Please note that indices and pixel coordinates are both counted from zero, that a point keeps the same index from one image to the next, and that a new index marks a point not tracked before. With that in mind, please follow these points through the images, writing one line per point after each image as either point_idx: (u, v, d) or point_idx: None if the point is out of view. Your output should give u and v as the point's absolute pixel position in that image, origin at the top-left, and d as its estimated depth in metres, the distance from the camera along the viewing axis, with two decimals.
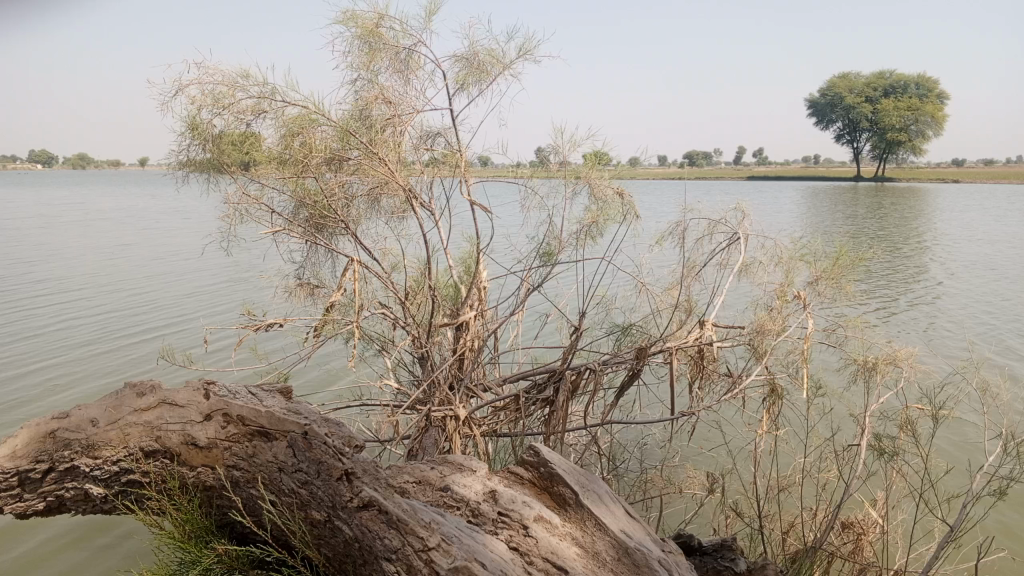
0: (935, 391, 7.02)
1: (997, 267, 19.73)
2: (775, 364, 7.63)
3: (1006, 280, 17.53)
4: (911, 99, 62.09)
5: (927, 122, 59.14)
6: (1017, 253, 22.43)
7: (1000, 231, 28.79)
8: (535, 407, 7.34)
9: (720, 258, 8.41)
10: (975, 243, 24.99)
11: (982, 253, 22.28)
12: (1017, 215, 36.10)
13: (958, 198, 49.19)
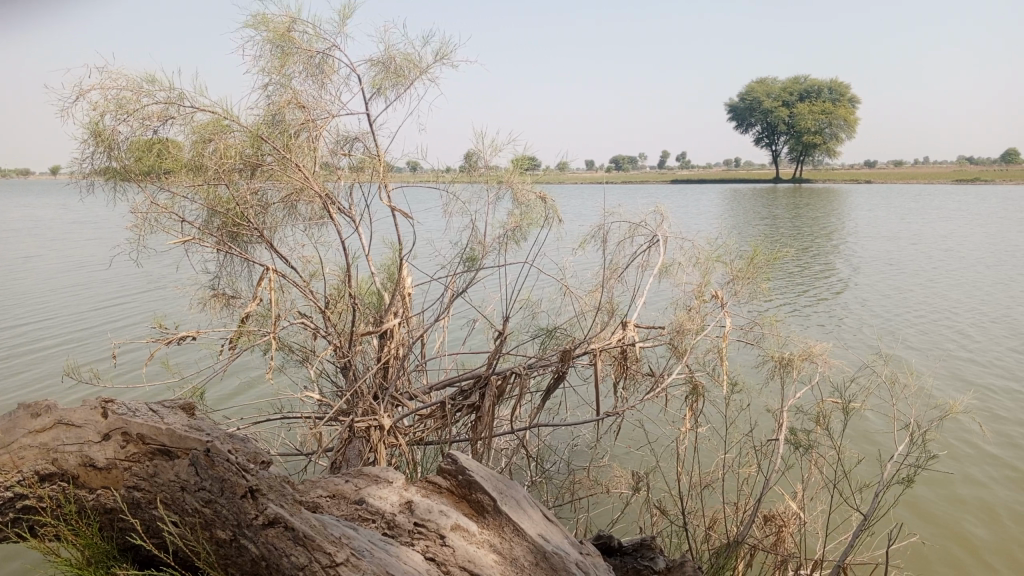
0: (847, 384, 7.26)
1: (902, 262, 20.73)
2: (695, 362, 7.77)
3: (910, 274, 18.43)
4: (823, 104, 64.79)
5: (841, 125, 61.80)
6: (921, 249, 23.61)
7: (905, 228, 30.28)
8: (461, 413, 7.25)
9: (641, 260, 8.53)
10: (884, 240, 26.14)
11: (888, 250, 23.37)
12: (919, 213, 38.02)
13: (871, 198, 51.45)
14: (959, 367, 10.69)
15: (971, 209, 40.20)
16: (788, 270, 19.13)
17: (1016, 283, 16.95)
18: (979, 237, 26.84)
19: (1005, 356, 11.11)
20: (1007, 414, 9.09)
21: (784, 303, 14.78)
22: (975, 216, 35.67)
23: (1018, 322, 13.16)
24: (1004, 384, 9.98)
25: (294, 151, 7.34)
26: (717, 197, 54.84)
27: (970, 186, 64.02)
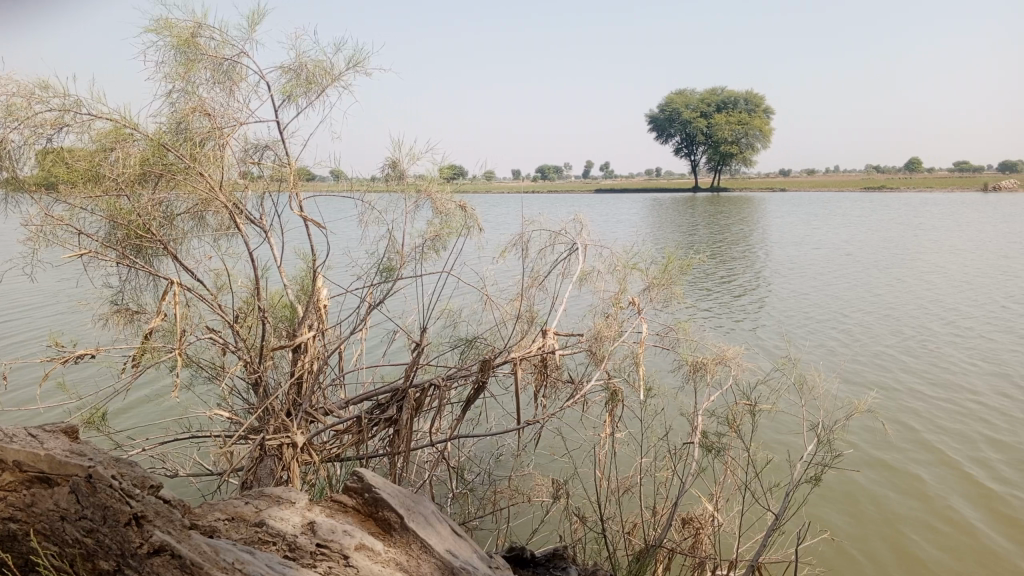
0: (758, 387, 7.46)
1: (813, 267, 21.56)
2: (613, 369, 7.84)
3: (821, 279, 19.19)
4: (740, 115, 67.14)
5: (757, 136, 64.23)
6: (830, 255, 24.63)
7: (816, 235, 31.61)
8: (378, 427, 7.10)
9: (561, 268, 8.57)
10: (796, 246, 27.17)
11: (799, 256, 24.30)
12: (826, 220, 39.77)
13: (785, 205, 53.46)
14: (863, 367, 11.14)
15: (875, 215, 42.37)
16: (705, 276, 19.61)
17: (915, 285, 17.88)
18: (883, 242, 28.23)
19: (906, 356, 11.66)
20: (906, 411, 9.53)
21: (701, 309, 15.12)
22: (879, 222, 37.55)
23: (919, 323, 13.84)
24: (903, 383, 10.46)
25: (199, 160, 7.08)
26: (640, 206, 55.98)
27: (875, 194, 67.39)
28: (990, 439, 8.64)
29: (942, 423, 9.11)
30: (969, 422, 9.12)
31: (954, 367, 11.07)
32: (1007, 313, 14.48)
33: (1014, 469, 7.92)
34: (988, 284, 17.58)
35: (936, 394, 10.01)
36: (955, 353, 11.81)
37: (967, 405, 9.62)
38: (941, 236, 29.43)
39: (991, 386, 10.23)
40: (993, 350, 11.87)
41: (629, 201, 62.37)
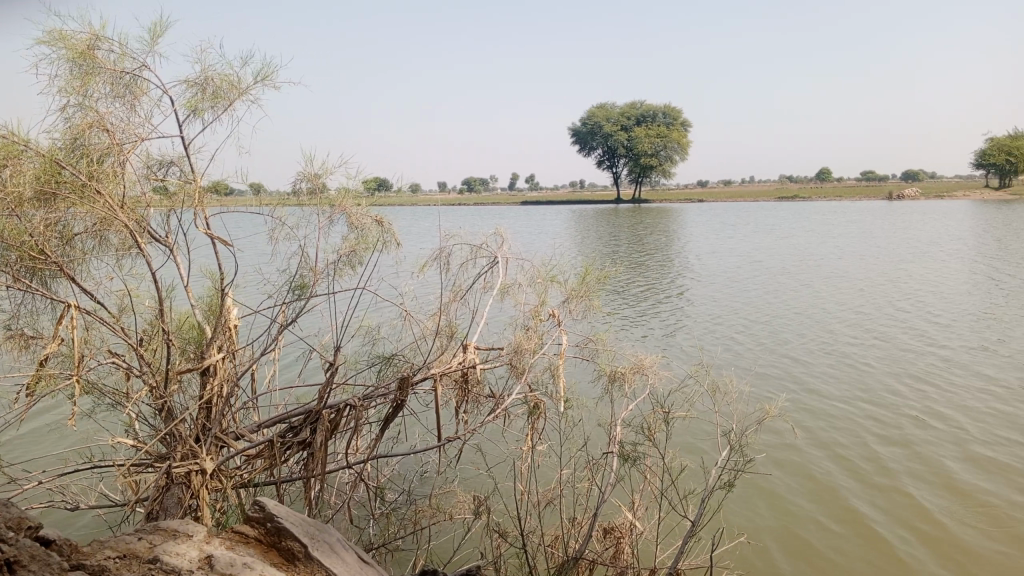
0: (673, 394, 7.61)
1: (728, 275, 22.26)
2: (533, 382, 7.85)
3: (736, 286, 19.81)
4: (660, 127, 69.05)
5: (676, 148, 66.16)
6: (744, 262, 25.53)
7: (731, 243, 32.68)
8: (292, 451, 6.91)
9: (482, 282, 8.49)
10: (713, 254, 28.02)
11: (716, 264, 25.08)
12: (740, 229, 41.26)
13: (704, 215, 55.00)
14: (776, 370, 11.48)
15: (785, 223, 44.22)
16: (627, 286, 19.94)
17: (823, 289, 18.60)
18: (793, 249, 29.42)
19: (816, 358, 12.13)
20: (815, 410, 9.88)
21: (623, 319, 15.34)
22: (791, 229, 39.06)
23: (828, 325, 14.42)
24: (813, 384, 10.85)
25: (97, 177, 6.76)
26: (565, 217, 56.56)
27: (789, 203, 70.10)
28: (895, 433, 9.00)
29: (849, 421, 9.47)
30: (876, 418, 9.50)
31: (859, 367, 11.57)
32: (908, 313, 15.23)
33: (919, 461, 8.25)
34: (890, 287, 18.50)
35: (843, 393, 10.43)
36: (861, 353, 12.32)
37: (873, 402, 10.03)
38: (847, 242, 30.86)
39: (894, 384, 10.70)
40: (895, 350, 12.48)
41: (556, 212, 63.04)
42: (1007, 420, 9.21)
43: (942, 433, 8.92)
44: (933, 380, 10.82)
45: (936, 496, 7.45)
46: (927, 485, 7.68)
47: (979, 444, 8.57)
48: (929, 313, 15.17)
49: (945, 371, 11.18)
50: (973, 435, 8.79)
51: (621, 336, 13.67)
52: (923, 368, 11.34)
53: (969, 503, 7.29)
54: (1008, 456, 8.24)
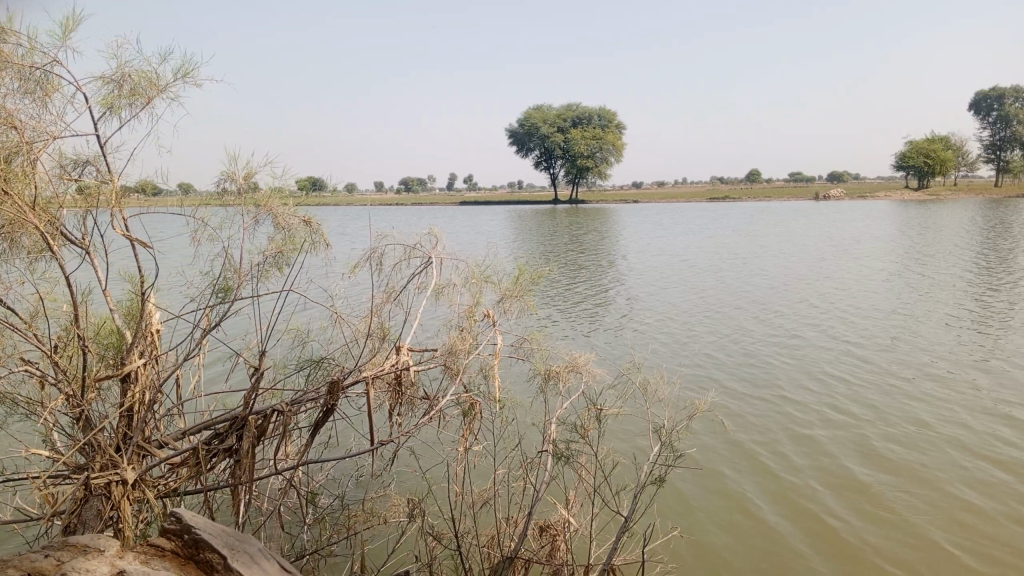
0: (606, 391, 7.68)
1: (661, 274, 22.67)
2: (467, 382, 7.80)
3: (669, 284, 20.18)
4: (596, 129, 70.01)
5: (611, 150, 67.21)
6: (677, 261, 26.07)
7: (664, 243, 33.36)
8: (218, 459, 6.71)
9: (416, 283, 8.09)
10: (647, 254, 28.51)
11: (648, 263, 25.53)
12: (673, 229, 42.13)
13: (638, 215, 55.91)
14: (707, 365, 11.74)
15: (716, 224, 45.38)
16: (562, 286, 20.09)
17: (751, 287, 19.11)
18: (724, 248, 30.20)
19: (746, 353, 12.43)
20: (744, 402, 10.12)
21: (558, 319, 15.44)
22: (720, 229, 40.06)
23: (757, 321, 14.82)
24: (743, 378, 11.12)
25: (6, 177, 6.42)
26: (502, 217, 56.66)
27: (720, 204, 71.88)
28: (819, 423, 9.29)
29: (777, 412, 9.73)
30: (802, 409, 9.79)
31: (786, 361, 11.93)
32: (831, 309, 15.79)
33: (843, 448, 8.53)
34: (815, 284, 19.15)
35: (771, 386, 10.72)
36: (787, 347, 12.71)
37: (799, 394, 10.35)
38: (774, 241, 31.84)
39: (818, 377, 11.06)
40: (820, 344, 12.91)
41: (493, 213, 63.11)
42: (923, 408, 9.63)
43: (864, 422, 9.26)
44: (855, 372, 11.23)
45: (859, 482, 7.71)
46: (850, 472, 7.94)
47: (897, 431, 8.93)
48: (850, 308, 15.77)
49: (866, 364, 11.62)
50: (891, 424, 9.16)
51: (556, 335, 13.76)
52: (846, 362, 11.77)
53: (888, 487, 7.57)
54: (924, 441, 8.61)
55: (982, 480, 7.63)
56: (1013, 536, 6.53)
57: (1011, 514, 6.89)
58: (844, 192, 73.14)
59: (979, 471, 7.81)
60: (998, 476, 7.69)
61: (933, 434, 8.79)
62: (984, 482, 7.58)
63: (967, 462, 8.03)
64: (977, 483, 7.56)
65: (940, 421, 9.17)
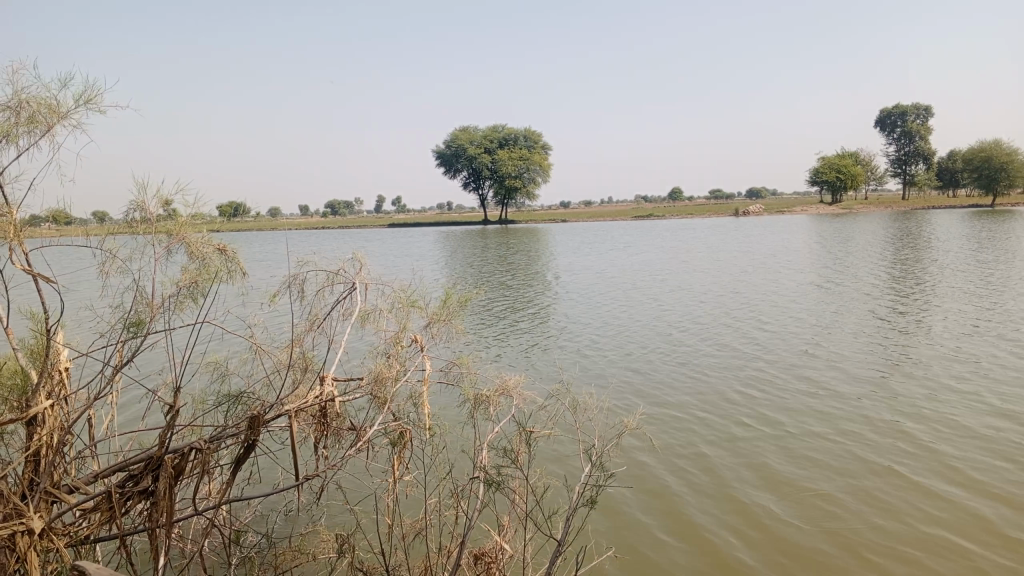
0: (537, 414, 7.67)
1: (589, 291, 22.93)
2: (396, 410, 7.66)
3: (597, 301, 20.43)
4: (522, 150, 70.75)
5: (537, 170, 68.08)
6: (604, 278, 26.44)
7: (591, 261, 33.84)
8: (133, 501, 6.38)
9: (341, 310, 7.79)
10: (574, 272, 28.82)
11: (576, 281, 25.79)
12: (598, 247, 42.72)
13: (566, 233, 56.66)
14: (637, 380, 11.89)
15: (641, 241, 46.28)
16: (492, 307, 20.09)
17: (676, 302, 19.54)
18: (649, 263, 30.85)
19: (674, 367, 12.65)
20: (674, 416, 10.27)
21: (489, 340, 15.41)
22: (643, 246, 40.94)
23: (684, 336, 15.11)
24: (671, 392, 11.28)
25: None
26: (431, 239, 56.50)
27: (644, 221, 73.41)
28: (746, 434, 9.52)
29: (705, 425, 9.91)
30: (728, 421, 10.00)
31: (713, 373, 12.18)
32: (753, 321, 16.27)
33: (770, 458, 8.75)
34: (737, 297, 19.73)
35: (698, 399, 10.92)
36: (713, 360, 13.01)
37: (725, 405, 10.58)
38: (696, 256, 32.73)
39: (742, 388, 11.35)
40: (744, 356, 13.26)
41: (423, 235, 62.91)
42: (841, 416, 9.99)
43: (787, 431, 9.54)
44: (777, 382, 11.58)
45: (786, 491, 7.91)
46: (776, 481, 8.13)
47: (818, 439, 9.23)
48: (770, 321, 16.29)
49: (787, 374, 11.99)
50: (813, 432, 9.46)
51: (487, 357, 13.72)
52: (768, 373, 12.12)
53: (812, 494, 7.79)
54: (843, 448, 8.92)
55: (899, 484, 7.95)
56: (930, 538, 6.81)
57: (927, 518, 7.19)
58: (762, 207, 75.88)
59: (896, 476, 8.14)
60: (913, 480, 8.02)
61: (852, 441, 9.13)
62: (900, 486, 7.89)
63: (884, 468, 8.35)
64: (894, 487, 7.88)
65: (857, 428, 9.53)
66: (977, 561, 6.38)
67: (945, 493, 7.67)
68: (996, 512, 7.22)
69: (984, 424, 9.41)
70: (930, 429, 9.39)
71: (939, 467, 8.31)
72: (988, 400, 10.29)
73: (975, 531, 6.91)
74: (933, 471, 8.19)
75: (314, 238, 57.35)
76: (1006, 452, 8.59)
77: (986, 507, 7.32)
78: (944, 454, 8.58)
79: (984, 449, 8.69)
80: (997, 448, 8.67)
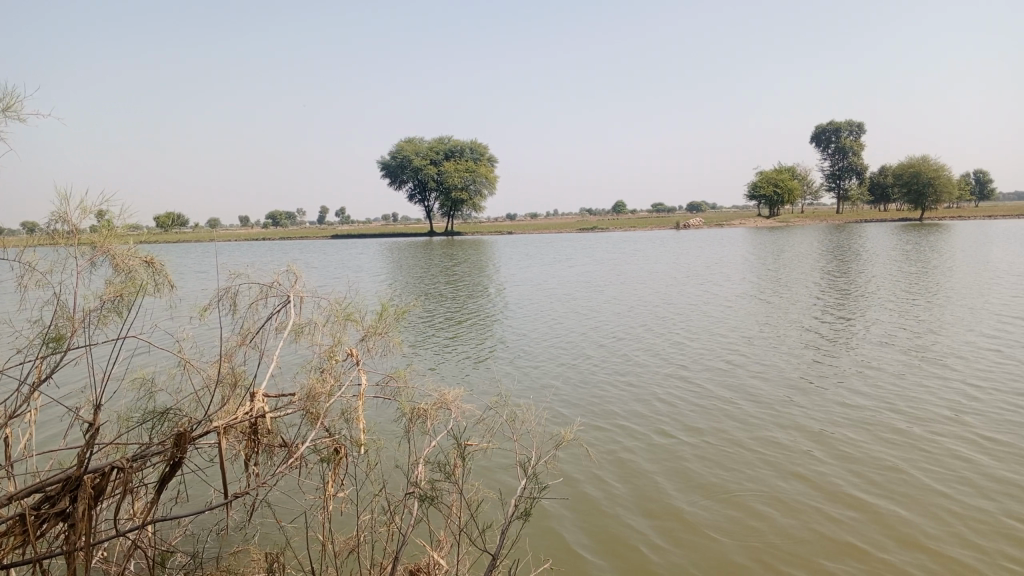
0: (474, 427, 7.60)
1: (532, 302, 22.98)
2: (329, 426, 7.50)
3: (540, 312, 20.49)
4: (465, 162, 70.62)
5: (481, 182, 68.46)
6: (547, 289, 26.56)
7: (534, 272, 33.94)
8: (50, 524, 6.10)
9: (274, 323, 7.58)
10: (517, 283, 28.90)
11: (519, 292, 25.84)
12: (540, 258, 42.94)
13: (515, 245, 56.84)
14: (576, 391, 11.92)
15: (582, 252, 46.65)
16: (434, 319, 19.97)
17: (618, 313, 19.70)
18: (591, 275, 31.12)
19: (615, 378, 12.72)
20: (613, 425, 10.30)
21: (431, 354, 15.33)
22: (584, 258, 41.33)
23: (624, 346, 15.24)
24: (610, 403, 11.33)
25: None
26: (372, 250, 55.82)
27: (589, 233, 74.21)
28: (679, 442, 9.62)
29: (643, 434, 9.96)
30: (665, 430, 10.09)
31: (652, 384, 12.29)
32: (692, 332, 16.48)
33: (702, 466, 8.84)
34: (677, 308, 20.02)
35: (637, 409, 10.98)
36: (652, 370, 13.13)
37: (662, 414, 10.69)
38: (640, 268, 33.11)
39: (678, 397, 11.47)
40: (683, 366, 13.42)
41: (371, 247, 62.40)
42: (772, 423, 10.16)
43: (720, 438, 9.65)
44: (712, 391, 11.74)
45: (715, 498, 7.99)
46: (710, 489, 8.19)
47: (749, 446, 9.36)
48: (708, 331, 16.56)
49: (722, 383, 12.16)
50: (744, 439, 9.58)
51: (427, 370, 13.61)
52: (705, 382, 12.26)
53: (745, 501, 7.88)
54: (772, 455, 9.06)
55: (823, 489, 8.10)
56: (853, 541, 6.96)
57: (855, 522, 7.33)
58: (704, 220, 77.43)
59: (821, 481, 8.30)
60: (836, 485, 8.18)
61: (781, 448, 9.29)
62: (825, 491, 8.05)
63: (810, 473, 8.51)
64: (818, 492, 8.02)
65: (786, 434, 9.71)
66: (891, 565, 6.52)
67: (868, 497, 7.87)
68: (915, 516, 7.42)
69: (912, 431, 9.68)
70: (856, 435, 9.60)
71: (860, 472, 8.49)
72: (910, 408, 10.58)
73: (892, 535, 7.06)
74: (855, 477, 8.37)
75: (258, 250, 56.39)
76: (925, 457, 8.82)
77: (906, 511, 7.52)
78: (872, 460, 8.79)
79: (904, 455, 8.90)
80: (918, 454, 8.92)
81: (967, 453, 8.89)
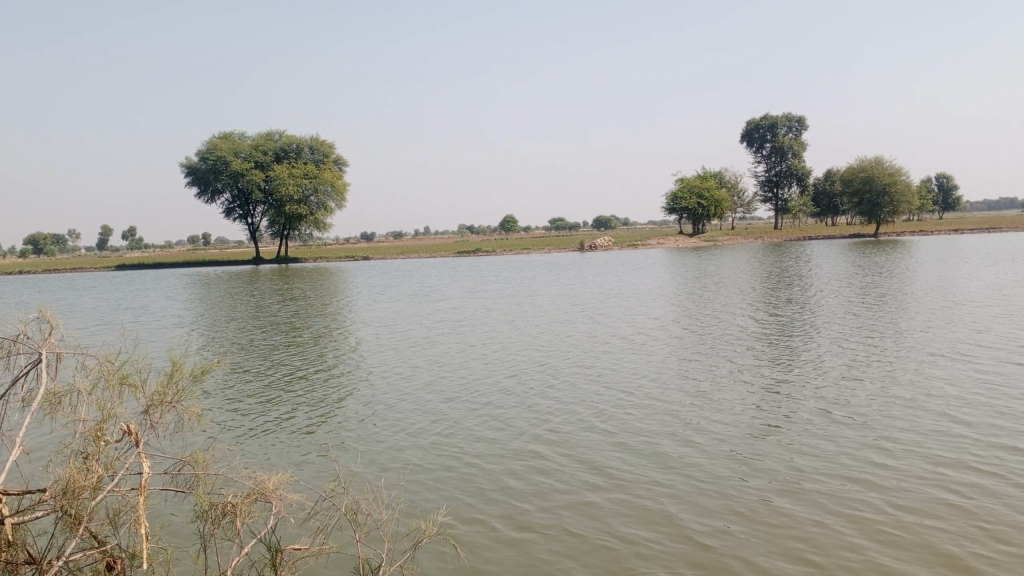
0: (303, 523, 5.59)
1: (423, 343, 20.83)
2: (97, 531, 5.39)
3: (431, 356, 18.43)
4: (304, 167, 62.71)
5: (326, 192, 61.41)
6: (445, 326, 24.46)
7: (433, 306, 31.66)
8: None
9: (20, 393, 5.48)
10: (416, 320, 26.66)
11: (413, 330, 23.68)
12: (445, 288, 40.54)
13: (442, 269, 54.60)
14: (449, 455, 9.98)
15: (493, 281, 44.35)
16: (313, 364, 17.67)
17: (531, 355, 17.83)
18: (495, 309, 29.10)
19: (499, 436, 10.84)
20: (484, 497, 8.40)
21: (309, 407, 13.27)
22: (494, 288, 39.14)
23: (517, 397, 13.37)
24: (485, 467, 9.42)
25: None
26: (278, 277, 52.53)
27: (513, 253, 71.77)
28: (550, 518, 7.75)
29: (519, 506, 8.09)
30: (544, 500, 8.25)
31: (539, 441, 10.45)
32: (601, 378, 14.67)
33: (565, 554, 6.94)
34: (583, 349, 18.29)
35: (515, 474, 9.10)
36: (546, 426, 11.27)
37: (541, 482, 8.84)
38: (553, 300, 31.18)
39: (567, 460, 9.64)
40: (578, 419, 11.61)
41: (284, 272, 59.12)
42: (670, 492, 8.36)
43: (597, 514, 7.81)
44: (606, 451, 9.92)
45: None
46: None
47: (630, 525, 7.52)
48: (613, 376, 14.82)
49: (619, 441, 10.35)
50: (632, 513, 7.80)
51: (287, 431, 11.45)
52: (601, 440, 10.43)
53: None
54: (657, 535, 7.27)
55: None
56: None
57: None
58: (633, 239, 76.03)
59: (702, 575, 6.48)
60: None
61: (670, 526, 7.48)
62: None
63: (696, 561, 6.72)
64: None
65: (681, 508, 7.93)
66: None
67: None
68: None
69: (834, 497, 8.08)
70: (760, 510, 7.84)
71: (754, 560, 6.72)
72: (829, 471, 8.90)
73: None
74: (743, 568, 6.58)
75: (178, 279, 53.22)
76: (833, 537, 7.12)
77: None
78: (784, 539, 7.12)
79: (805, 537, 7.13)
80: (837, 528, 7.32)
81: (879, 533, 7.16)
